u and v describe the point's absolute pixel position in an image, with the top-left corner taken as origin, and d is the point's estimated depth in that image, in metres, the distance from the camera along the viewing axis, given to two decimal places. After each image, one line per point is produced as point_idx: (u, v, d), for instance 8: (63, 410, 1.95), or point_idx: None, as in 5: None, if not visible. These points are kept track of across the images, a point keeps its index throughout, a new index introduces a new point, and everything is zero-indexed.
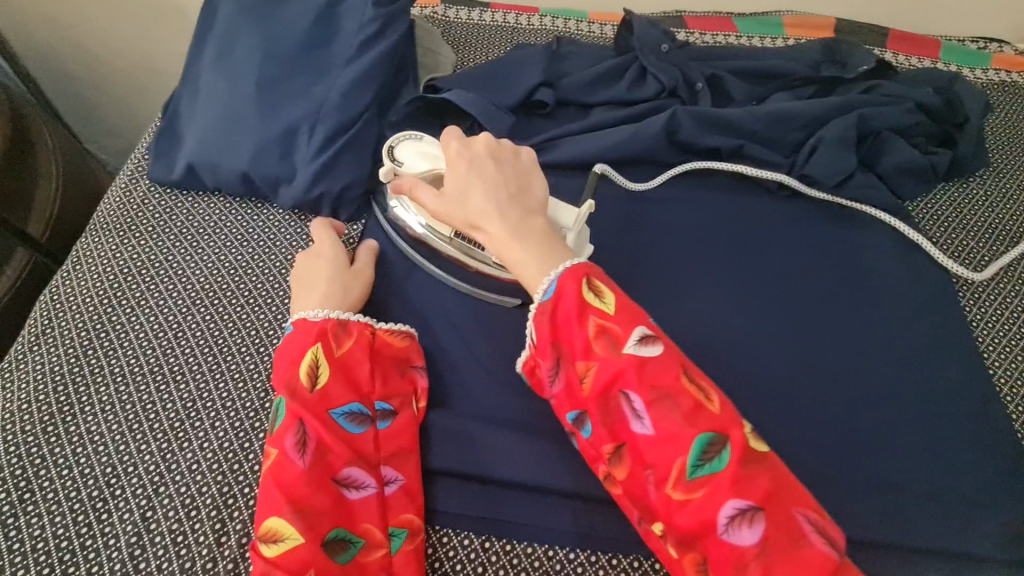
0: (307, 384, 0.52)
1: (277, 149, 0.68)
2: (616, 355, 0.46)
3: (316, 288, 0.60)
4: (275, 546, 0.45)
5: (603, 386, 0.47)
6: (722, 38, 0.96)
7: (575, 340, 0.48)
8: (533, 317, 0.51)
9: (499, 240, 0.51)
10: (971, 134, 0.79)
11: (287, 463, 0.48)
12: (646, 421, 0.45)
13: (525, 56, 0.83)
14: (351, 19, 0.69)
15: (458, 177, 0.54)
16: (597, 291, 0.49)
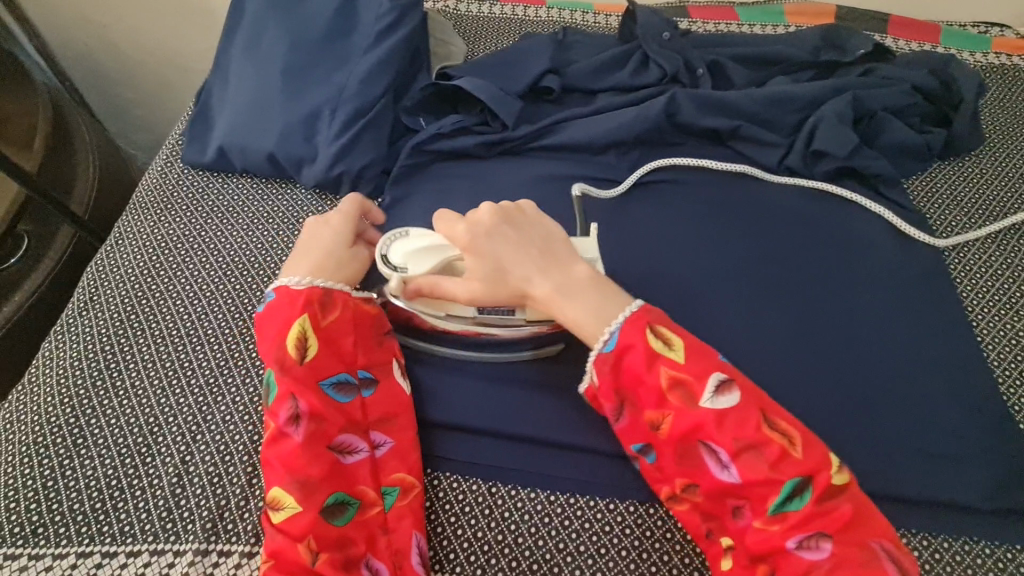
0: (295, 358, 0.55)
1: (302, 131, 0.73)
2: (694, 408, 0.49)
3: (312, 255, 0.62)
4: (280, 513, 0.51)
5: (682, 433, 0.50)
6: (724, 27, 0.99)
7: (646, 389, 0.51)
8: (592, 365, 0.53)
9: (551, 303, 0.55)
10: (966, 113, 0.81)
11: (282, 439, 0.53)
12: (733, 470, 0.48)
13: (532, 46, 0.87)
14: (369, 12, 0.75)
15: (479, 255, 0.56)
16: (666, 339, 0.52)
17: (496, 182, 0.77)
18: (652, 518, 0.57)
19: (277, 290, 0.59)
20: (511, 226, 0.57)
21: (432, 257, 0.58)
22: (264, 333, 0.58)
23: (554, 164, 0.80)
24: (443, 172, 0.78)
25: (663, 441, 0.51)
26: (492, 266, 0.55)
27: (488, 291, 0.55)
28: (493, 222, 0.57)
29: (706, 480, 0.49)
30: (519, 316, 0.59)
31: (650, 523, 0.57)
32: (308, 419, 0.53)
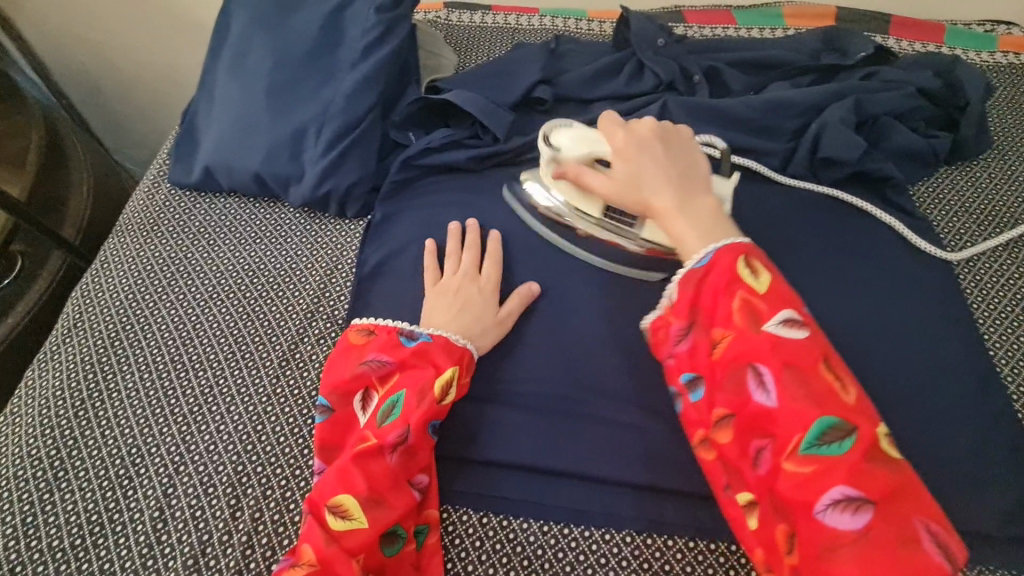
0: (437, 396, 0.55)
1: (287, 149, 0.71)
2: (756, 330, 0.47)
3: (468, 317, 0.62)
4: (343, 522, 0.49)
5: (733, 355, 0.47)
6: (721, 31, 0.97)
7: (717, 307, 0.49)
8: (678, 281, 0.53)
9: (668, 216, 0.55)
10: (973, 116, 0.78)
11: (377, 456, 0.52)
12: (773, 395, 0.45)
13: (524, 56, 0.85)
14: (355, 26, 0.73)
15: (629, 157, 0.58)
16: (753, 268, 0.49)
17: (487, 197, 0.75)
18: (650, 549, 0.55)
19: (432, 335, 0.58)
20: (662, 143, 0.58)
21: (589, 147, 0.62)
22: (399, 353, 0.57)
23: None
24: (434, 187, 0.76)
25: (715, 362, 0.49)
26: (633, 172, 0.57)
27: (622, 192, 0.58)
28: (649, 136, 0.59)
29: (744, 408, 0.46)
30: (636, 231, 0.64)
31: (647, 554, 0.54)
32: (412, 453, 0.53)
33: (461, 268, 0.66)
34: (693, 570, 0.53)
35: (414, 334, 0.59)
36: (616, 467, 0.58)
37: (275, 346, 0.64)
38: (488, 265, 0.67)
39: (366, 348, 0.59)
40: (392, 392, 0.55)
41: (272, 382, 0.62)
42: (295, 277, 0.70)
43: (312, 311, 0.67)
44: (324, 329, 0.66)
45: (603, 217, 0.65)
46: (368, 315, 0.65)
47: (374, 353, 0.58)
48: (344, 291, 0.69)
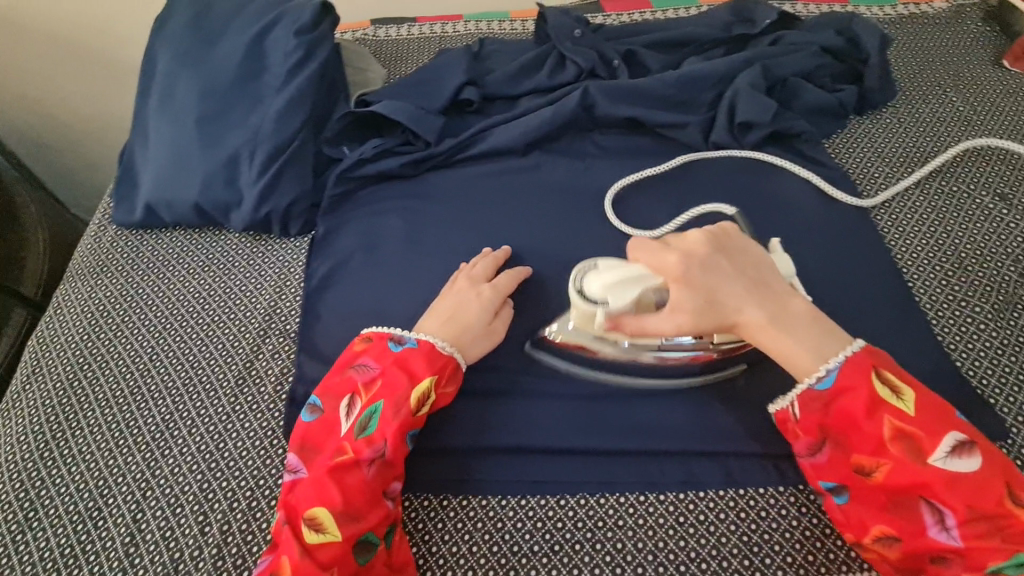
0: (415, 406, 0.57)
1: (222, 176, 0.74)
2: (923, 465, 0.48)
3: (454, 323, 0.62)
4: (317, 535, 0.51)
5: (899, 485, 0.48)
6: (638, 15, 1.01)
7: (867, 436, 0.50)
8: (799, 396, 0.53)
9: (763, 333, 0.54)
10: (875, 67, 0.83)
11: (354, 468, 0.54)
12: (953, 530, 0.47)
13: (448, 61, 0.88)
14: (277, 52, 0.76)
15: (696, 282, 0.55)
16: (895, 387, 0.50)
17: (426, 200, 0.78)
18: (604, 509, 0.57)
19: (417, 341, 0.60)
20: (721, 253, 0.56)
21: (632, 286, 0.56)
22: (385, 361, 0.59)
23: (482, 173, 0.81)
24: (373, 197, 0.79)
25: (873, 487, 0.50)
26: (707, 294, 0.55)
27: (698, 319, 0.55)
28: (706, 250, 0.56)
29: (917, 537, 0.48)
30: (707, 339, 0.60)
31: (601, 514, 0.57)
32: (389, 464, 0.55)
33: (473, 273, 0.68)
34: (646, 522, 0.56)
35: (402, 339, 0.61)
36: (567, 437, 0.60)
37: (230, 367, 0.66)
38: (502, 276, 0.67)
39: (360, 355, 0.61)
40: (372, 401, 0.57)
41: (230, 401, 0.64)
42: (244, 300, 0.72)
43: (265, 328, 0.69)
44: (278, 343, 0.68)
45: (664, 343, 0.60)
46: (328, 329, 0.68)
47: (366, 359, 0.60)
48: (294, 305, 0.71)
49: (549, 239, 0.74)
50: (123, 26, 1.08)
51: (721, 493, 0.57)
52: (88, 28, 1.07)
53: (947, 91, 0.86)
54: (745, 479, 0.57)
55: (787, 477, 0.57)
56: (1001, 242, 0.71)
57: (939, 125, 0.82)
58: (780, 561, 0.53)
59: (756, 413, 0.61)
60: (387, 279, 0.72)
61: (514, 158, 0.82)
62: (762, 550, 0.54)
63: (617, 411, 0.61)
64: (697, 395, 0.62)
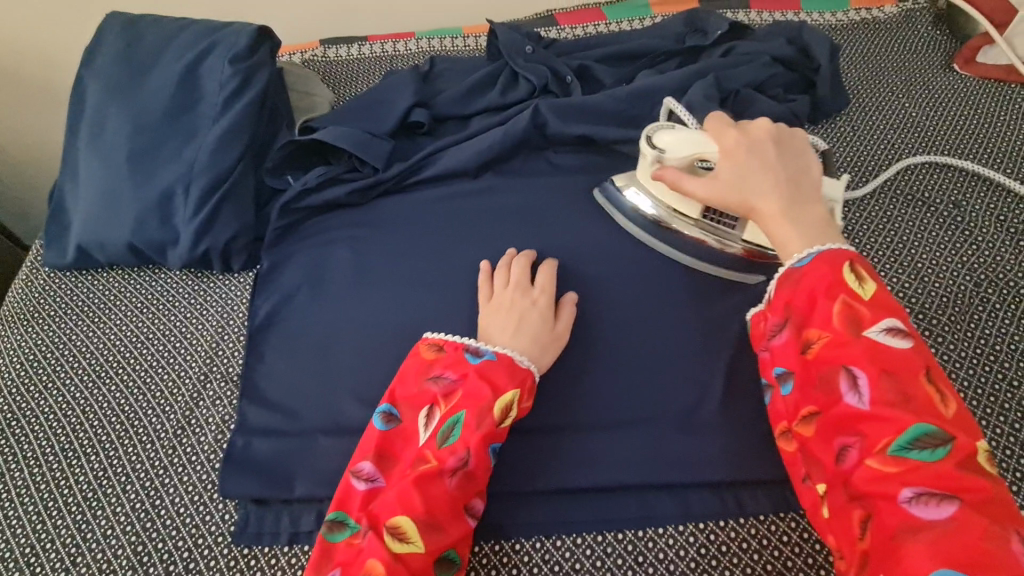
0: (497, 418, 0.53)
1: (157, 215, 0.70)
2: (855, 337, 0.45)
3: (524, 333, 0.60)
4: (403, 544, 0.48)
5: (827, 355, 0.46)
6: (593, 28, 0.99)
7: (814, 308, 0.48)
8: (778, 277, 0.51)
9: (773, 220, 0.54)
10: (827, 76, 0.82)
11: (437, 478, 0.50)
12: (865, 397, 0.43)
13: (396, 81, 0.85)
14: (212, 81, 0.73)
15: (737, 155, 0.57)
16: (858, 274, 0.48)
17: (375, 229, 0.75)
18: (560, 551, 0.55)
19: (495, 352, 0.57)
20: (776, 144, 0.57)
21: (692, 147, 0.61)
22: (464, 371, 0.56)
23: (433, 197, 0.78)
24: (320, 228, 0.76)
25: (807, 362, 0.47)
26: (740, 170, 0.56)
27: (725, 193, 0.57)
28: (763, 140, 0.57)
29: (832, 407, 0.45)
30: (738, 233, 0.65)
31: (557, 557, 0.55)
32: (471, 475, 0.52)
33: (514, 279, 0.66)
34: (603, 564, 0.55)
35: (480, 351, 0.57)
36: (523, 476, 0.58)
37: (168, 416, 0.63)
38: (541, 275, 0.66)
39: (433, 366, 0.57)
40: (453, 410, 0.54)
41: (167, 453, 0.61)
42: (183, 344, 0.68)
43: (205, 372, 0.66)
44: (219, 388, 0.65)
45: (701, 217, 0.66)
46: (272, 370, 0.65)
47: (441, 370, 0.57)
48: (236, 346, 0.68)
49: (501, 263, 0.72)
50: (59, 54, 1.03)
51: (680, 529, 0.55)
52: (21, 57, 1.02)
53: (899, 97, 0.85)
54: (704, 512, 0.56)
55: (746, 507, 0.55)
56: (954, 250, 0.70)
57: (894, 133, 0.81)
58: None
59: (716, 441, 0.59)
60: (334, 314, 0.69)
61: (467, 181, 0.80)
62: None
63: (573, 445, 0.59)
64: (656, 424, 0.60)
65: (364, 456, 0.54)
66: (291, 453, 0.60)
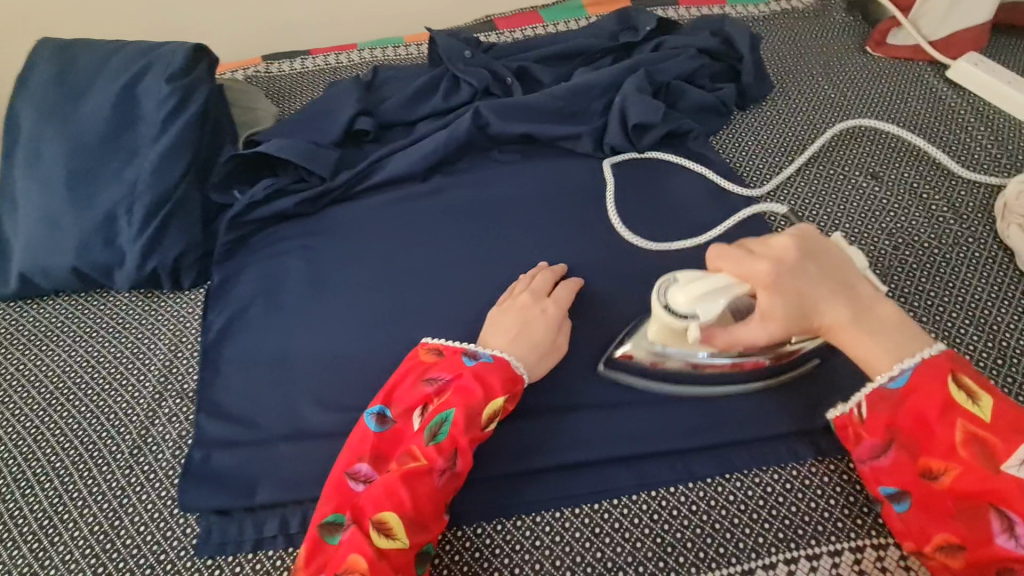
0: (485, 422, 0.56)
1: (101, 237, 0.70)
2: (991, 469, 0.44)
3: (524, 341, 0.61)
4: (388, 539, 0.49)
5: (965, 490, 0.45)
6: (531, 31, 1.03)
7: (936, 439, 0.47)
8: (867, 396, 0.51)
9: (844, 334, 0.51)
10: (749, 64, 0.87)
11: (425, 475, 0.52)
12: (1019, 537, 0.43)
13: (339, 92, 0.86)
14: (150, 101, 0.74)
15: (785, 291, 0.51)
16: (972, 394, 0.47)
17: (326, 236, 0.76)
18: (520, 531, 0.57)
19: (493, 356, 0.59)
20: (809, 259, 0.52)
21: (721, 294, 0.51)
22: (459, 370, 0.58)
23: (382, 202, 0.79)
24: (270, 240, 0.76)
25: (940, 495, 0.47)
26: (795, 303, 0.51)
27: (788, 327, 0.52)
28: (795, 257, 0.52)
29: (981, 543, 0.45)
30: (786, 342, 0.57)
31: (518, 537, 0.57)
32: (455, 474, 0.54)
33: (535, 285, 0.67)
34: (563, 539, 0.56)
35: (477, 354, 0.60)
36: (483, 464, 0.60)
37: (124, 437, 0.63)
38: (562, 288, 0.67)
39: (430, 367, 0.60)
40: (442, 408, 0.55)
41: (125, 473, 0.60)
42: (136, 365, 0.68)
43: (160, 391, 0.66)
44: (175, 405, 0.65)
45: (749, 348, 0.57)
46: (227, 382, 0.65)
47: (437, 372, 0.59)
48: (191, 362, 0.68)
49: (451, 260, 0.73)
50: None
51: (633, 498, 0.58)
52: None
53: (818, 79, 0.91)
54: (656, 481, 0.58)
55: (694, 472, 0.58)
56: (874, 218, 0.75)
57: (813, 110, 0.87)
58: (693, 559, 0.54)
59: (664, 412, 0.61)
60: (289, 322, 0.69)
61: (414, 184, 0.81)
62: (676, 550, 0.55)
63: (528, 429, 0.61)
64: (608, 402, 0.62)
65: (359, 457, 0.55)
66: (251, 462, 0.60)
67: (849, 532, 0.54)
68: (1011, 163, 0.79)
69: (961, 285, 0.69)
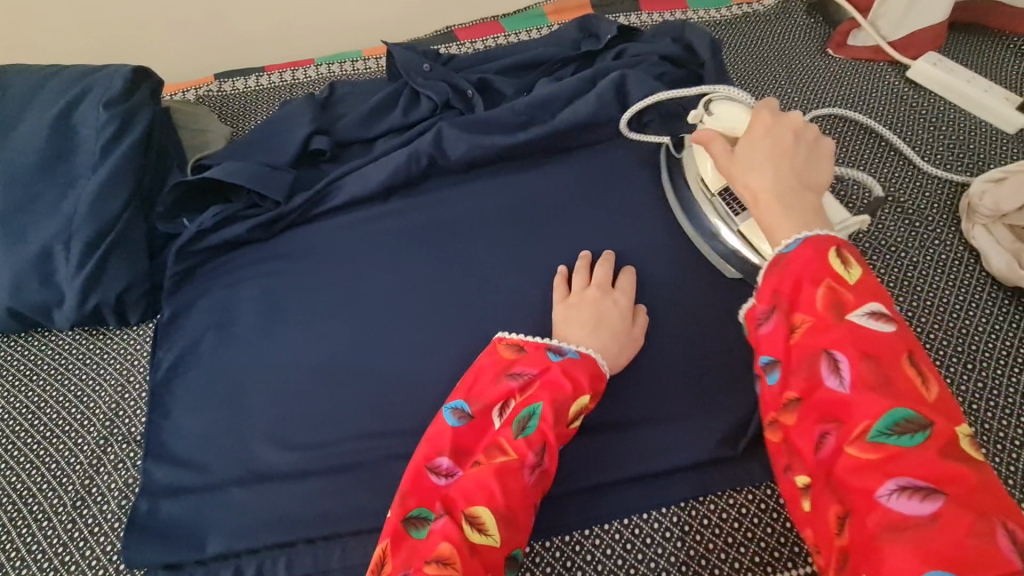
0: (573, 417, 0.53)
1: (36, 275, 0.66)
2: (837, 320, 0.41)
3: (604, 329, 0.60)
4: (480, 535, 0.46)
5: (809, 339, 0.42)
6: (492, 41, 1.01)
7: (797, 291, 0.43)
8: (767, 264, 0.46)
9: (758, 202, 0.50)
10: (713, 69, 0.85)
11: (517, 472, 0.49)
12: (846, 381, 0.39)
13: (293, 110, 0.83)
14: (87, 128, 0.70)
15: (754, 137, 0.53)
16: (843, 259, 0.44)
17: (281, 263, 0.73)
18: None
19: (579, 351, 0.57)
20: (799, 139, 0.53)
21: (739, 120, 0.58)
22: (546, 365, 0.55)
23: (339, 225, 0.76)
24: (222, 269, 0.73)
25: (788, 348, 0.43)
26: (753, 148, 0.52)
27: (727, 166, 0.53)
28: (789, 129, 0.53)
29: (812, 393, 0.41)
30: (738, 222, 0.62)
31: None
32: (544, 471, 0.51)
33: (596, 278, 0.65)
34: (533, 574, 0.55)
35: (561, 350, 0.57)
36: None
37: (67, 489, 0.59)
38: (625, 279, 0.65)
39: (512, 362, 0.56)
40: (530, 402, 0.53)
41: (67, 528, 0.57)
42: (79, 409, 0.64)
43: (105, 436, 0.62)
44: (121, 450, 0.62)
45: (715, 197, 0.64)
46: (177, 425, 0.62)
47: (522, 367, 0.56)
48: (138, 404, 0.65)
49: (412, 283, 0.70)
50: None
51: (605, 528, 0.56)
52: None
53: (781, 83, 0.90)
54: (629, 508, 0.56)
55: (667, 497, 0.56)
56: None
57: None
58: None
59: (636, 435, 0.59)
60: (242, 357, 0.66)
61: (372, 204, 0.78)
62: None
63: None
64: (579, 426, 0.60)
65: (441, 451, 0.52)
66: (203, 509, 0.57)
67: None
68: (973, 162, 0.79)
69: (928, 288, 0.69)
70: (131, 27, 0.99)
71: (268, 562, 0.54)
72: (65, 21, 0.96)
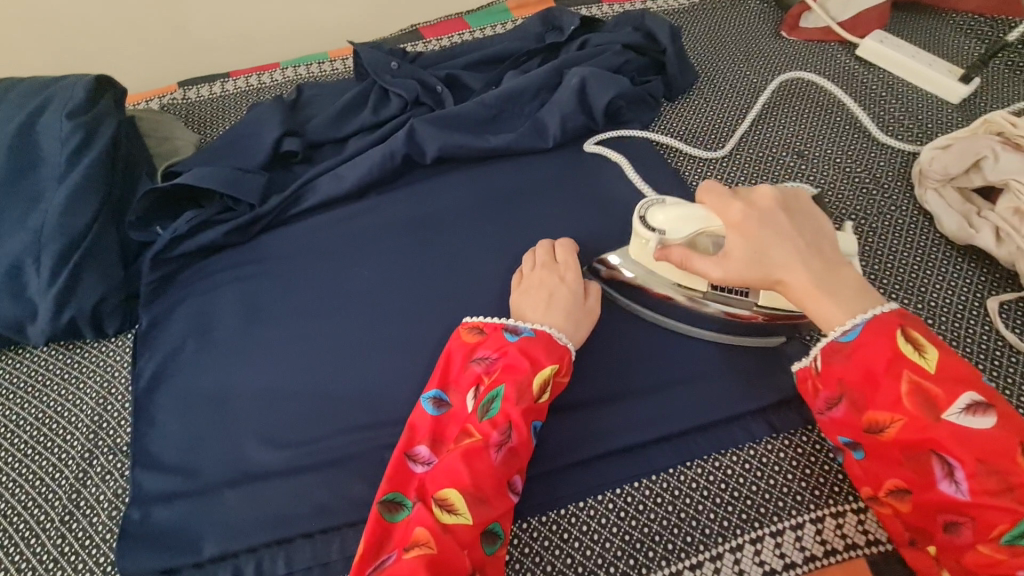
0: (536, 394, 0.54)
1: (7, 291, 0.65)
2: (935, 420, 0.44)
3: (557, 310, 0.61)
4: (451, 514, 0.48)
5: (911, 440, 0.45)
6: (457, 38, 1.01)
7: (881, 390, 0.47)
8: (822, 351, 0.51)
9: (808, 295, 0.51)
10: (672, 56, 0.89)
11: (483, 451, 0.50)
12: (961, 486, 0.43)
13: (261, 113, 0.83)
14: (51, 140, 0.69)
15: (748, 232, 0.53)
16: (919, 346, 0.47)
17: (259, 265, 0.73)
18: None
19: (535, 331, 0.58)
20: (787, 210, 0.54)
21: (695, 223, 0.55)
22: (504, 348, 0.57)
23: (316, 226, 0.76)
24: (200, 274, 0.73)
25: (884, 443, 0.47)
26: (756, 245, 0.52)
27: (745, 270, 0.53)
28: (770, 208, 0.54)
29: (926, 489, 0.45)
30: (751, 300, 0.59)
31: None
32: (514, 450, 0.52)
33: (540, 261, 0.66)
34: (532, 550, 0.55)
35: (518, 330, 0.58)
36: None
37: (53, 505, 0.58)
38: (567, 254, 0.66)
39: (475, 347, 0.58)
40: (492, 386, 0.54)
41: (57, 543, 0.56)
42: (60, 424, 0.63)
43: (89, 449, 0.62)
44: (108, 462, 0.61)
45: (710, 292, 0.60)
46: (164, 432, 0.62)
47: (483, 351, 0.57)
48: (122, 414, 0.64)
49: (394, 277, 0.71)
50: None
51: (598, 499, 0.57)
52: None
53: (739, 66, 0.94)
54: (620, 478, 0.58)
55: (656, 465, 0.58)
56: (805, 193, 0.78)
57: (738, 97, 0.89)
58: (661, 551, 0.54)
59: (622, 408, 0.61)
60: (227, 360, 0.66)
61: (348, 203, 0.78)
62: (644, 546, 0.54)
63: None
64: (567, 404, 0.62)
65: (417, 439, 0.54)
66: (197, 513, 0.57)
67: (808, 504, 0.55)
68: (923, 131, 0.83)
69: (889, 252, 0.72)
70: (87, 39, 0.97)
71: (267, 559, 0.54)
72: (17, 37, 0.93)
